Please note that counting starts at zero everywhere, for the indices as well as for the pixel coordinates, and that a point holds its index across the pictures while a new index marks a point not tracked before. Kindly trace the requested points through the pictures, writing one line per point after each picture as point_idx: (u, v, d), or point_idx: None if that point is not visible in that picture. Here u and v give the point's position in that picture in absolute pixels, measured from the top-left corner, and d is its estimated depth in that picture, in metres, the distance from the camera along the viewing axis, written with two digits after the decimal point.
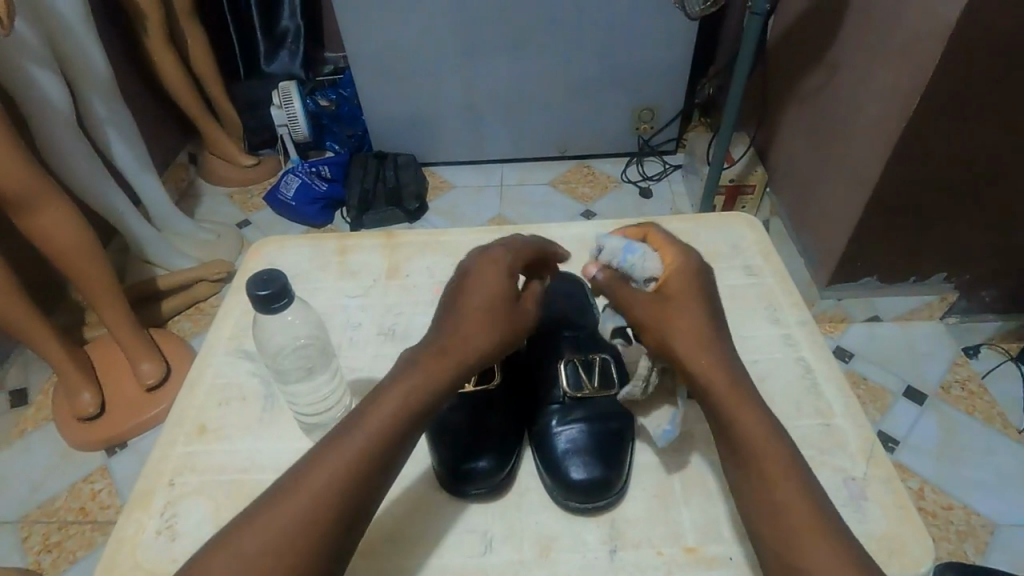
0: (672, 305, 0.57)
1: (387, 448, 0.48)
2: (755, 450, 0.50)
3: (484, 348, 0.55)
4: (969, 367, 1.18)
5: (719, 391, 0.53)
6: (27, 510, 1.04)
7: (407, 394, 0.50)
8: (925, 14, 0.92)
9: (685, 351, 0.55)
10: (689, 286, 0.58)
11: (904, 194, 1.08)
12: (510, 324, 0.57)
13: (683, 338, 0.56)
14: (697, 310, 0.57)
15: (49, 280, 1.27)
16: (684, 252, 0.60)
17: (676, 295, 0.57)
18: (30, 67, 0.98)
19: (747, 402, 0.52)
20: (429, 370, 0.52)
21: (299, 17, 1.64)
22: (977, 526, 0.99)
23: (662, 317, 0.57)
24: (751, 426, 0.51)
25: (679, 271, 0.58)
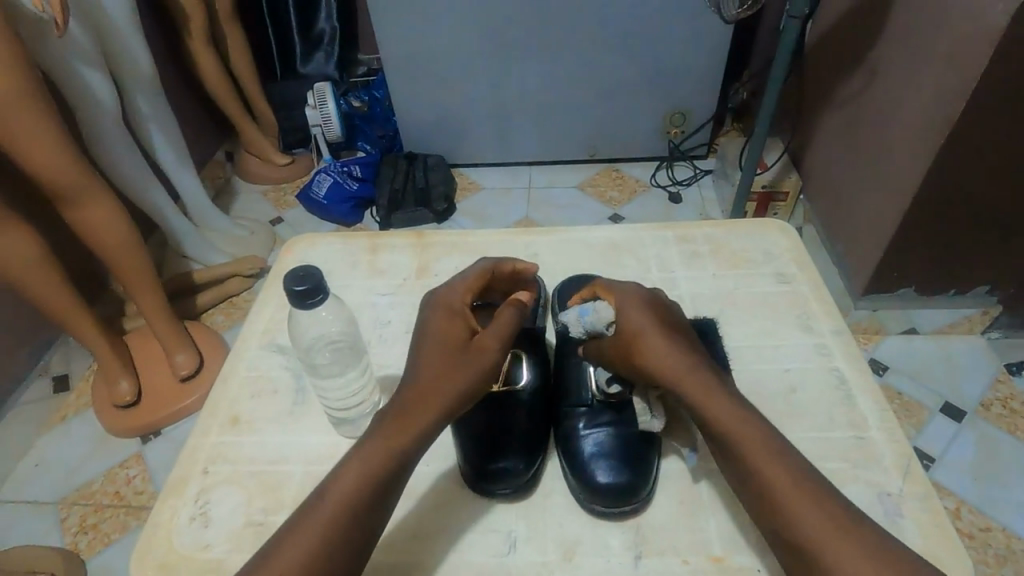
0: (627, 330, 0.59)
1: (367, 504, 0.49)
2: (742, 444, 0.51)
3: (453, 388, 0.54)
4: (1012, 384, 1.13)
5: (692, 390, 0.54)
6: (66, 492, 1.08)
7: (379, 446, 0.51)
8: (973, 17, 0.90)
9: (648, 364, 0.57)
10: (637, 307, 0.60)
11: (943, 203, 1.04)
12: (472, 360, 0.56)
13: (654, 358, 0.56)
14: (650, 324, 0.58)
15: (92, 272, 1.31)
16: (632, 285, 0.63)
17: (627, 320, 0.59)
18: (80, 66, 1.02)
19: (718, 394, 0.53)
20: (398, 421, 0.52)
21: (335, 19, 1.67)
22: (1018, 550, 0.95)
23: (624, 346, 0.59)
24: (732, 422, 0.52)
25: (622, 299, 0.62)
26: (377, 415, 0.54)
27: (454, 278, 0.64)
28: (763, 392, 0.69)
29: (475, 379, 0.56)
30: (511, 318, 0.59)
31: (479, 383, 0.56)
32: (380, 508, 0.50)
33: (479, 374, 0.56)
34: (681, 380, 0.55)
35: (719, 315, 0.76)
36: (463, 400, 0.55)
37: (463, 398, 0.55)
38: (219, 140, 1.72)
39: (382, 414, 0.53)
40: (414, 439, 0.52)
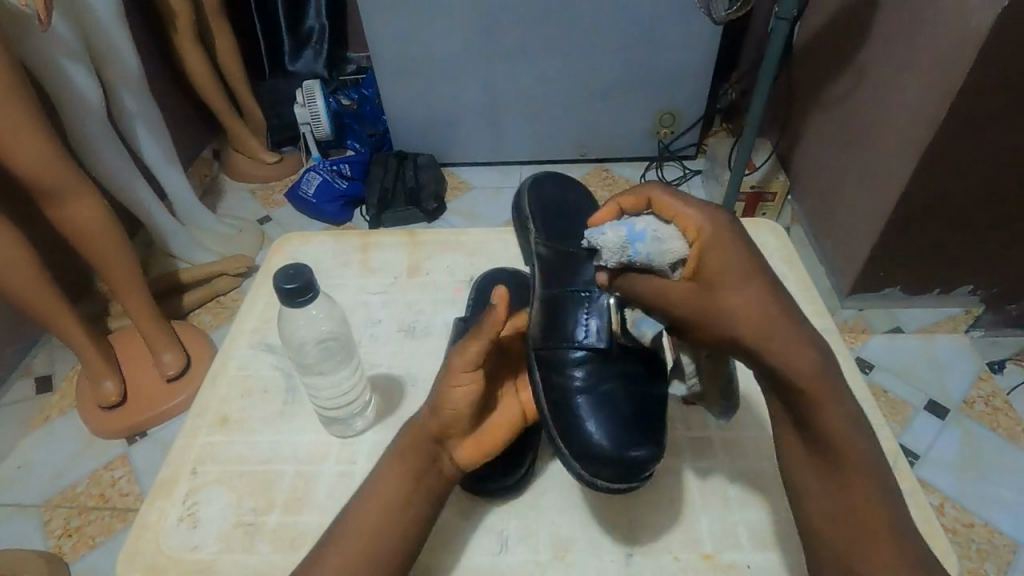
0: (718, 278, 0.50)
1: (394, 524, 0.52)
2: (834, 443, 0.48)
3: (442, 401, 0.55)
4: (995, 382, 1.15)
5: (801, 369, 0.47)
6: (50, 494, 1.06)
7: (395, 467, 0.54)
8: (958, 21, 0.91)
9: (744, 325, 0.48)
10: (732, 251, 0.51)
11: (929, 203, 1.06)
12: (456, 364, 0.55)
13: (745, 313, 0.48)
14: (744, 277, 0.49)
15: (76, 270, 1.29)
16: (709, 214, 0.54)
17: (718, 268, 0.50)
18: (64, 61, 1.00)
19: (834, 396, 0.48)
20: (409, 440, 0.55)
21: (324, 17, 1.66)
22: (1000, 546, 0.96)
23: (710, 297, 0.50)
24: (833, 416, 0.48)
25: (712, 238, 0.52)
26: (398, 435, 0.57)
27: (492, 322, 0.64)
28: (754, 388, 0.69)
29: (460, 384, 0.54)
30: (499, 309, 0.56)
31: (469, 386, 0.55)
32: (410, 524, 0.53)
33: (460, 376, 0.55)
34: (779, 351, 0.47)
35: None
36: (452, 406, 0.54)
37: (454, 406, 0.54)
38: (206, 138, 1.70)
39: (402, 433, 0.57)
40: (424, 456, 0.55)
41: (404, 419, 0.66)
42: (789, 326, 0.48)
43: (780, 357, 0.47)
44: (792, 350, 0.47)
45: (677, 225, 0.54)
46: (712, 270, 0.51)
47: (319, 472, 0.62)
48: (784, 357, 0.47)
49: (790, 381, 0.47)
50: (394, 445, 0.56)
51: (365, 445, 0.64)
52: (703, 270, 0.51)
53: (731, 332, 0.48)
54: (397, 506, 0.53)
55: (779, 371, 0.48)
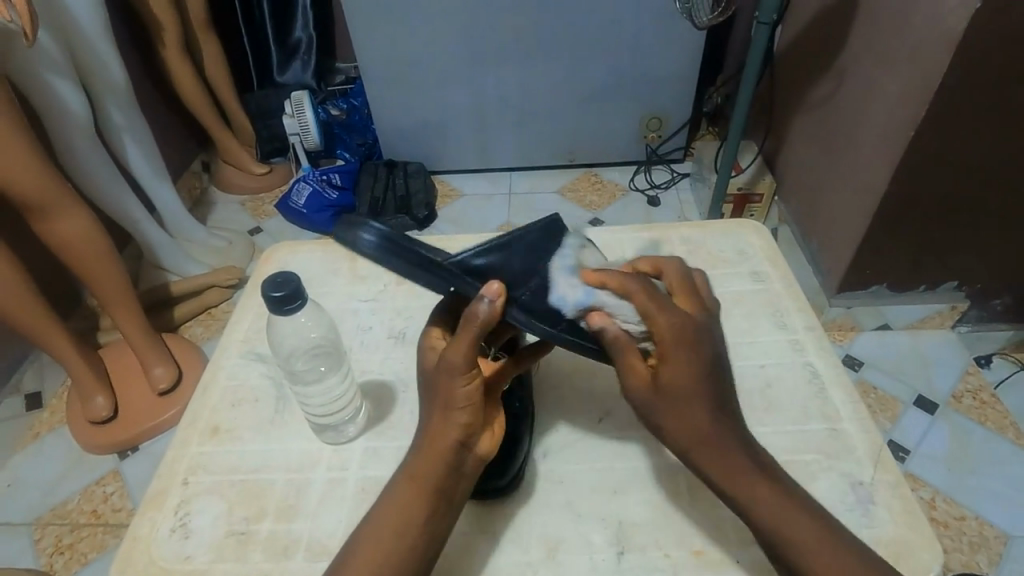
0: (680, 388, 0.47)
1: (419, 541, 0.49)
2: (786, 538, 0.46)
3: (450, 403, 0.50)
4: (981, 376, 1.17)
5: (727, 474, 0.48)
6: (41, 511, 1.06)
7: (407, 488, 0.50)
8: (933, 24, 0.93)
9: (696, 440, 0.48)
10: (697, 356, 0.47)
11: (912, 200, 1.07)
12: (451, 365, 0.50)
13: (679, 425, 0.48)
14: (705, 391, 0.48)
15: (66, 286, 1.29)
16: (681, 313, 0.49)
17: (677, 378, 0.47)
18: (50, 76, 1.01)
19: (762, 483, 0.48)
20: (424, 457, 0.51)
21: (311, 28, 1.67)
22: (991, 538, 0.97)
23: (677, 404, 0.48)
24: (770, 511, 0.47)
25: (682, 340, 0.47)
26: (407, 452, 0.53)
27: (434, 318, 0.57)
28: (738, 387, 0.67)
29: (465, 383, 0.50)
30: (499, 305, 0.49)
31: (473, 382, 0.50)
32: (435, 537, 0.50)
33: (461, 377, 0.50)
34: (705, 456, 0.48)
35: None
36: (459, 407, 0.50)
37: (465, 404, 0.50)
38: (195, 150, 1.70)
39: (412, 450, 0.52)
40: (441, 470, 0.50)
41: (395, 425, 0.66)
42: (718, 435, 0.48)
43: (703, 459, 0.48)
44: (723, 461, 0.48)
45: (609, 289, 0.52)
46: (669, 378, 0.47)
47: (311, 480, 0.62)
48: (707, 462, 0.48)
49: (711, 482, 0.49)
50: (405, 464, 0.52)
51: (357, 452, 0.64)
52: (661, 371, 0.48)
53: (658, 428, 0.49)
54: (416, 527, 0.49)
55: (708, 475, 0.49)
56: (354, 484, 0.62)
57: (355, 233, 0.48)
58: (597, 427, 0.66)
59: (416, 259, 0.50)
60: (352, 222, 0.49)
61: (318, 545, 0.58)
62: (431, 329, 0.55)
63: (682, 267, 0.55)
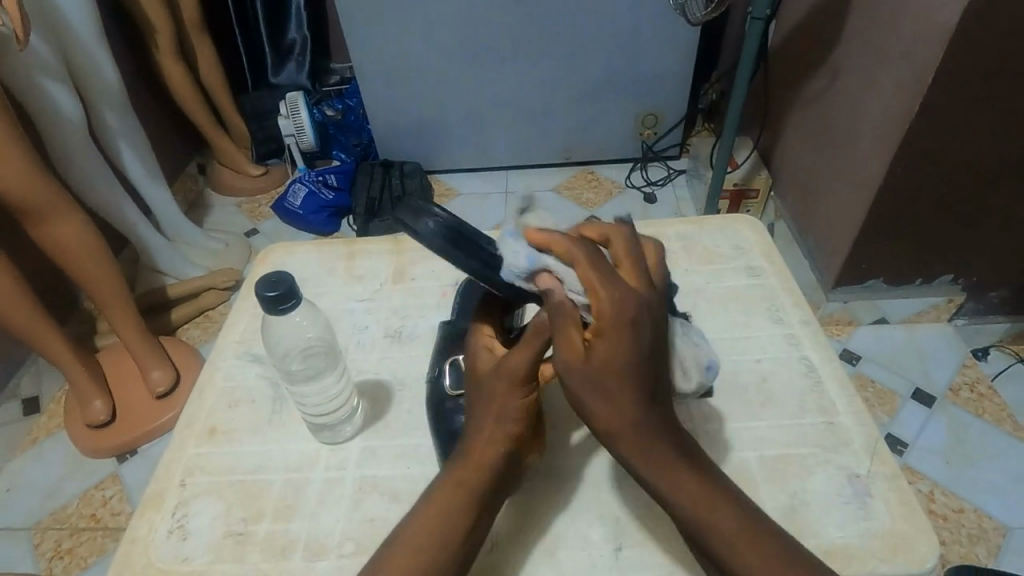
0: (612, 369, 0.47)
1: (457, 546, 0.48)
2: (705, 526, 0.46)
3: (504, 413, 0.52)
4: (978, 369, 1.18)
5: (651, 456, 0.48)
6: (40, 516, 1.05)
7: (451, 492, 0.50)
8: (927, 17, 0.93)
9: (617, 423, 0.48)
10: (633, 337, 0.47)
11: (907, 194, 1.07)
12: (512, 375, 0.52)
13: (605, 408, 0.47)
14: (638, 374, 0.47)
15: (62, 289, 1.28)
16: (620, 291, 0.48)
17: (608, 358, 0.47)
18: (43, 80, 1.00)
19: (683, 470, 0.48)
20: (471, 464, 0.51)
21: (305, 29, 1.67)
22: (989, 530, 0.98)
23: (607, 386, 0.47)
24: (692, 499, 0.47)
25: (620, 319, 0.47)
26: (448, 459, 0.53)
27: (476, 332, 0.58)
28: (735, 382, 0.67)
29: (521, 395, 0.52)
30: (574, 314, 0.50)
31: (529, 396, 0.53)
32: (472, 544, 0.49)
33: (519, 390, 0.52)
34: (628, 442, 0.48)
35: (689, 311, 0.74)
36: (512, 418, 0.52)
37: (517, 417, 0.52)
38: (191, 153, 1.70)
39: (455, 458, 0.52)
40: (487, 479, 0.51)
41: (392, 424, 0.66)
42: (643, 421, 0.48)
43: (627, 445, 0.48)
44: (648, 447, 0.48)
45: (554, 254, 0.51)
46: (602, 358, 0.47)
47: (309, 480, 0.62)
48: (630, 449, 0.48)
49: (633, 469, 0.48)
50: (446, 470, 0.52)
51: (355, 451, 0.64)
52: (596, 349, 0.47)
53: (584, 410, 0.48)
54: (457, 531, 0.48)
55: (623, 457, 0.49)
56: (353, 484, 0.62)
57: (421, 222, 0.51)
58: None
59: (485, 256, 0.53)
60: (421, 211, 0.52)
61: (317, 545, 0.58)
62: (477, 343, 0.57)
63: (630, 237, 0.54)
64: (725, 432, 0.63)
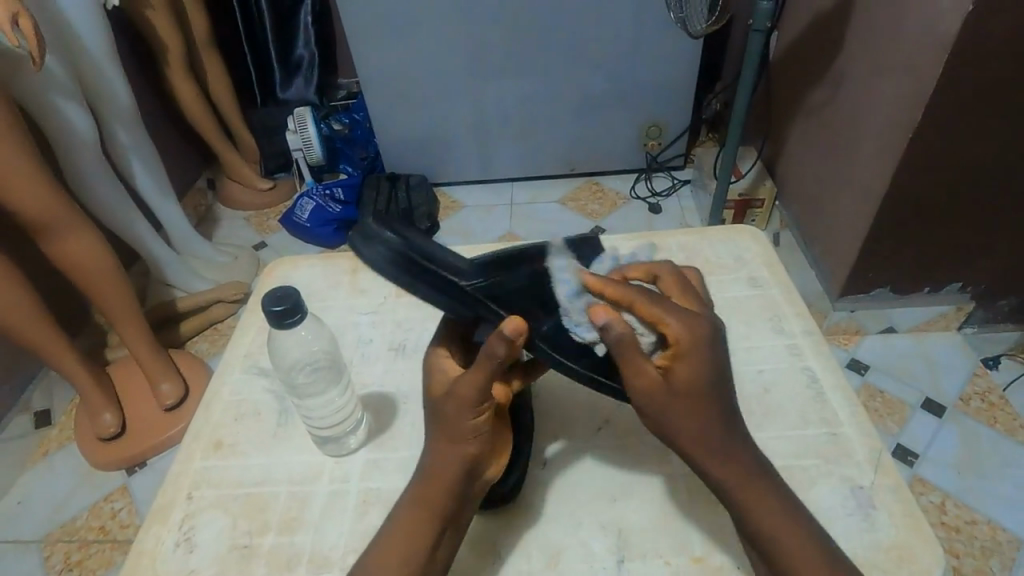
0: (690, 388, 0.47)
1: (428, 564, 0.49)
2: (789, 554, 0.47)
3: (457, 434, 0.51)
4: (989, 378, 1.16)
5: (734, 479, 0.48)
6: (50, 529, 1.06)
7: (416, 511, 0.51)
8: (928, 26, 0.94)
9: (699, 445, 0.48)
10: (710, 355, 0.48)
11: (912, 202, 1.07)
12: (462, 398, 0.50)
13: (687, 426, 0.48)
14: (716, 389, 0.48)
15: (74, 304, 1.30)
16: (692, 317, 0.49)
17: (692, 379, 0.47)
18: (57, 99, 1.03)
19: (766, 495, 0.48)
20: (430, 483, 0.51)
21: (313, 46, 1.70)
22: (1003, 542, 0.96)
23: (693, 407, 0.48)
24: (769, 518, 0.48)
25: (695, 339, 0.48)
26: (412, 475, 0.53)
27: (434, 354, 0.57)
28: (738, 393, 0.67)
29: (474, 415, 0.51)
30: (520, 344, 0.48)
31: (483, 415, 0.51)
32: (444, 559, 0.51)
33: (471, 411, 0.51)
34: (713, 458, 0.48)
35: None
36: (466, 439, 0.51)
37: (471, 436, 0.51)
38: (200, 168, 1.73)
39: (419, 474, 0.53)
40: (446, 499, 0.50)
41: (396, 436, 0.66)
42: (725, 433, 0.48)
43: (712, 463, 0.48)
44: (731, 462, 0.48)
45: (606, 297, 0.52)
46: (684, 380, 0.47)
47: (313, 492, 0.63)
48: (717, 466, 0.48)
49: (719, 485, 0.49)
50: (411, 488, 0.52)
51: (359, 463, 0.64)
52: (674, 372, 0.48)
53: (667, 432, 0.48)
54: (424, 549, 0.50)
55: (709, 482, 0.49)
56: (356, 496, 0.62)
57: (373, 244, 0.53)
58: (596, 434, 0.67)
59: (433, 282, 0.53)
60: (371, 235, 0.53)
61: (320, 557, 0.58)
62: (436, 365, 0.56)
63: (673, 268, 0.59)
64: None
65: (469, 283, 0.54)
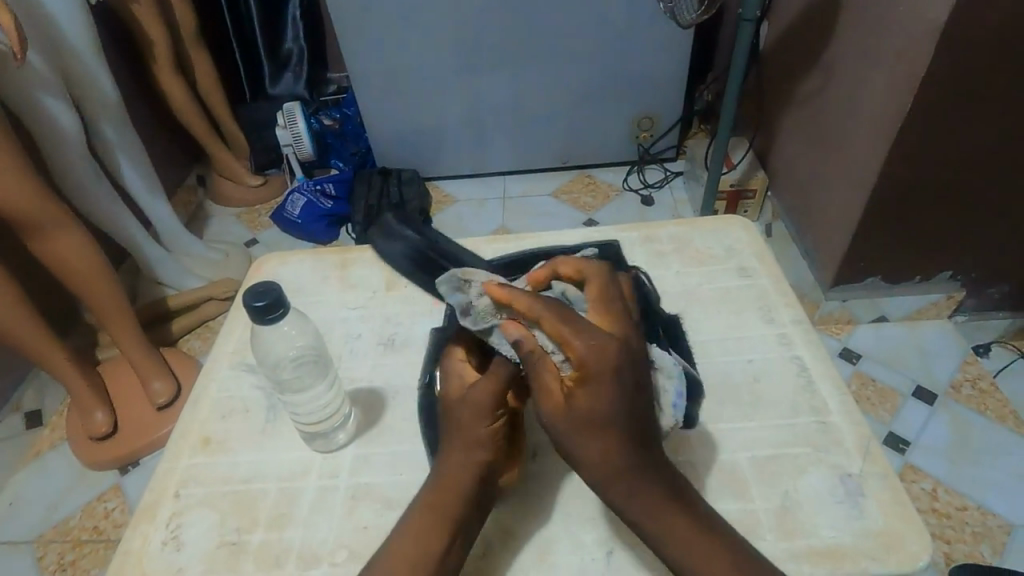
0: (591, 414, 0.48)
1: (435, 567, 0.49)
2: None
3: (472, 441, 0.53)
4: (980, 365, 1.17)
5: (644, 508, 0.49)
6: (42, 529, 1.06)
7: (428, 513, 0.51)
8: (917, 15, 0.93)
9: (603, 472, 0.49)
10: (615, 384, 0.48)
11: (903, 192, 1.07)
12: (479, 404, 0.54)
13: (593, 452, 0.48)
14: (621, 416, 0.48)
15: (62, 303, 1.29)
16: (598, 342, 0.48)
17: (589, 406, 0.48)
18: (41, 95, 1.01)
19: (681, 518, 0.49)
20: (446, 485, 0.52)
21: (302, 40, 1.68)
22: (994, 527, 0.97)
23: (590, 433, 0.48)
24: (685, 544, 0.48)
25: (600, 366, 0.48)
26: (424, 480, 0.54)
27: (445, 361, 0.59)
28: (728, 383, 0.67)
29: (490, 423, 0.54)
30: (526, 349, 0.50)
31: (497, 422, 0.54)
32: (456, 564, 0.50)
33: (487, 419, 0.54)
34: (617, 485, 0.49)
35: (682, 312, 0.74)
36: (481, 446, 0.54)
37: (489, 442, 0.54)
38: (189, 165, 1.71)
39: (430, 482, 0.53)
40: (463, 500, 0.52)
41: (386, 431, 0.66)
42: (631, 461, 0.49)
43: (618, 490, 0.49)
44: (639, 490, 0.49)
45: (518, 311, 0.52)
46: (583, 406, 0.48)
47: (303, 489, 0.62)
48: (622, 492, 0.49)
49: (627, 515, 0.49)
50: (421, 496, 0.53)
51: (348, 459, 0.64)
52: (576, 397, 0.48)
53: (576, 457, 0.49)
54: (436, 554, 0.49)
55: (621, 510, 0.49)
56: (346, 492, 0.62)
57: None
58: None
59: None
60: None
61: (310, 554, 0.58)
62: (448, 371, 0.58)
63: (600, 273, 0.56)
64: (714, 433, 0.63)
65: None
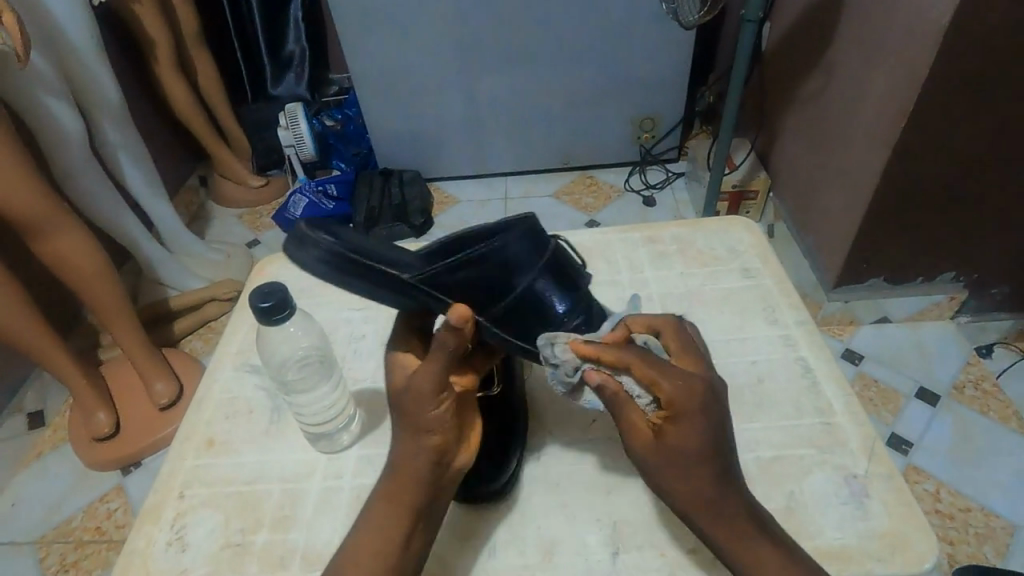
0: (683, 450, 0.46)
1: (399, 559, 0.49)
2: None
3: (420, 427, 0.50)
4: (983, 366, 1.17)
5: (729, 539, 0.47)
6: (45, 530, 1.06)
7: (386, 505, 0.50)
8: (919, 16, 0.93)
9: (693, 506, 0.47)
10: (704, 420, 0.47)
11: (905, 192, 1.07)
12: (420, 390, 0.50)
13: (683, 487, 0.47)
14: (712, 450, 0.47)
15: (64, 303, 1.29)
16: (687, 379, 0.47)
17: (679, 442, 0.46)
18: (43, 96, 1.01)
19: (763, 546, 0.47)
20: (399, 476, 0.51)
21: (304, 40, 1.68)
22: (997, 529, 0.97)
23: (682, 470, 0.47)
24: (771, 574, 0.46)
25: (689, 401, 0.46)
26: (382, 471, 0.53)
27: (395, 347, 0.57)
28: (731, 383, 0.67)
29: (436, 406, 0.50)
30: (467, 331, 0.50)
31: (445, 404, 0.51)
32: (418, 552, 0.50)
33: (432, 402, 0.50)
34: (706, 518, 0.47)
35: (685, 313, 0.74)
36: (430, 430, 0.50)
37: (438, 426, 0.50)
38: (191, 166, 1.71)
39: (389, 470, 0.52)
40: (416, 490, 0.50)
41: (389, 431, 0.66)
42: (720, 493, 0.47)
43: (705, 521, 0.47)
44: (730, 521, 0.47)
45: (602, 362, 0.51)
46: (673, 443, 0.47)
47: (307, 489, 0.62)
48: (709, 524, 0.47)
49: (716, 545, 0.48)
50: (382, 484, 0.52)
51: (351, 460, 0.64)
52: (666, 432, 0.47)
53: (666, 493, 0.48)
54: (396, 546, 0.49)
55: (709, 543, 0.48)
56: (349, 493, 0.62)
57: (306, 250, 0.51)
58: (585, 426, 0.67)
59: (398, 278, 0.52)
60: (304, 239, 0.51)
61: (314, 555, 0.58)
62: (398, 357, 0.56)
63: (676, 324, 0.56)
64: None
65: (413, 277, 0.53)
